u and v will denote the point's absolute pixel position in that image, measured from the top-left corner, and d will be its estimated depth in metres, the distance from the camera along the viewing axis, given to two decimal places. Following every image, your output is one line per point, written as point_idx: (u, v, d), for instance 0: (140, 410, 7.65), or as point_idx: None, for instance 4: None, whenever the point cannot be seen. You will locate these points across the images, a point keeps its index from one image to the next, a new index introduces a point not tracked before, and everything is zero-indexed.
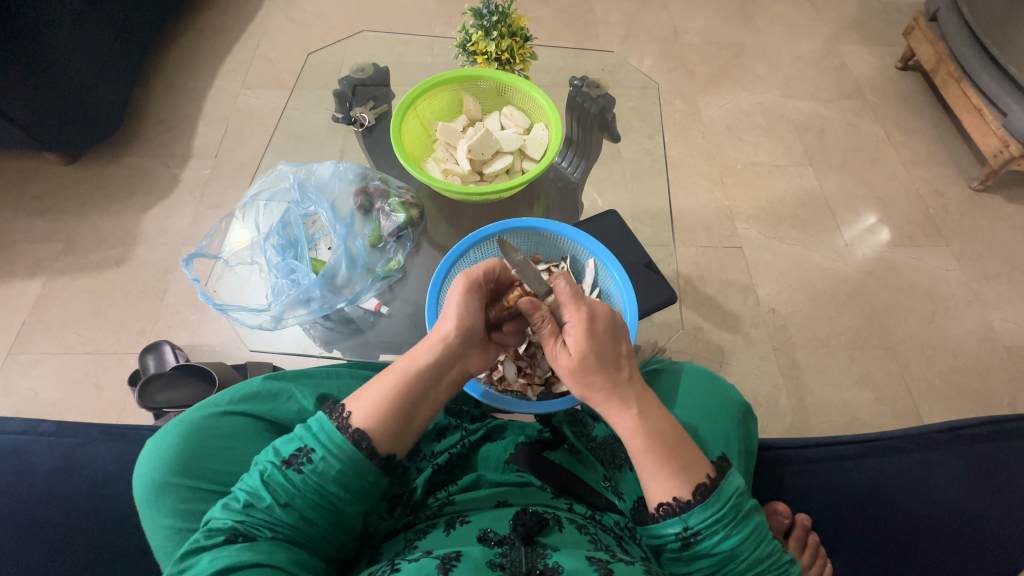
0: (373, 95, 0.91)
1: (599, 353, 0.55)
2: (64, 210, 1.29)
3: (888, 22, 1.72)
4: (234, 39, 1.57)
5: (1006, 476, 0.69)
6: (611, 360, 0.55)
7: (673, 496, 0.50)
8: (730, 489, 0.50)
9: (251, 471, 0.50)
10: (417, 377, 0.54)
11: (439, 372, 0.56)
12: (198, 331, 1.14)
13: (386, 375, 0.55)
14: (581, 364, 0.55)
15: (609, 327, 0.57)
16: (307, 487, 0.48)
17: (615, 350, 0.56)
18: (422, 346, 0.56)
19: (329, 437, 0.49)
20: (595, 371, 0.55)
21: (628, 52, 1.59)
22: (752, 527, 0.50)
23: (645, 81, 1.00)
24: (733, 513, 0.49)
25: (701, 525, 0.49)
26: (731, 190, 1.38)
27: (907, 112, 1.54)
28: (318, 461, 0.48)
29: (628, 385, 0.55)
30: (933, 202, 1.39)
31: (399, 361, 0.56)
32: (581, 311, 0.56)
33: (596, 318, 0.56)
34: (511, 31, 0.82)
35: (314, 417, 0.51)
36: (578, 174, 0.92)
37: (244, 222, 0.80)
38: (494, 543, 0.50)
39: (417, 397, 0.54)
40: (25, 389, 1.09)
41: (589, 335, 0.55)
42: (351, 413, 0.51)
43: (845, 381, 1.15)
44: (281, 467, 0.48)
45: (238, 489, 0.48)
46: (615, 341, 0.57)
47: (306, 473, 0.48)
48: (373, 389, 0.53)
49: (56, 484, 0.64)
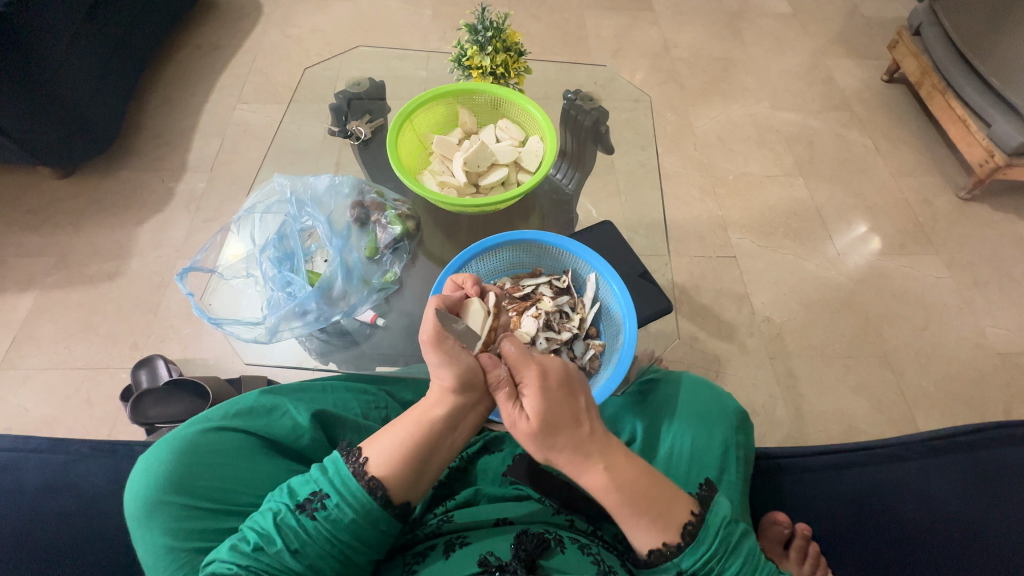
0: (368, 108, 0.93)
1: (556, 410, 0.51)
2: (57, 224, 1.28)
3: (873, 36, 1.77)
4: (229, 54, 1.58)
5: (1004, 483, 0.68)
6: (571, 415, 0.52)
7: (662, 541, 0.49)
8: (716, 521, 0.50)
9: (262, 511, 0.50)
10: (432, 429, 0.53)
11: (452, 421, 0.55)
12: (191, 345, 1.13)
13: (399, 424, 0.54)
14: (543, 426, 0.51)
15: (565, 383, 0.54)
16: (319, 536, 0.47)
17: (574, 405, 0.53)
18: (432, 396, 0.55)
19: (345, 483, 0.49)
20: (556, 430, 0.51)
21: (620, 66, 1.62)
22: (744, 556, 0.49)
23: (636, 94, 1.01)
24: (724, 548, 0.49)
25: (695, 565, 0.48)
26: (723, 200, 1.40)
27: (894, 122, 1.58)
28: (332, 508, 0.48)
29: (592, 441, 0.51)
30: (922, 210, 1.41)
31: (413, 410, 0.55)
32: (531, 369, 0.54)
33: (547, 374, 0.53)
34: (505, 46, 0.83)
35: (329, 459, 0.51)
36: (572, 185, 0.93)
37: (238, 235, 0.79)
38: (495, 569, 0.49)
39: (431, 448, 0.53)
40: (13, 406, 1.07)
41: (544, 392, 0.52)
42: (367, 458, 0.51)
43: (840, 389, 1.16)
44: (294, 511, 0.48)
45: (249, 530, 0.48)
46: (573, 395, 0.53)
47: (319, 520, 0.48)
48: (389, 436, 0.53)
49: (44, 502, 0.62)
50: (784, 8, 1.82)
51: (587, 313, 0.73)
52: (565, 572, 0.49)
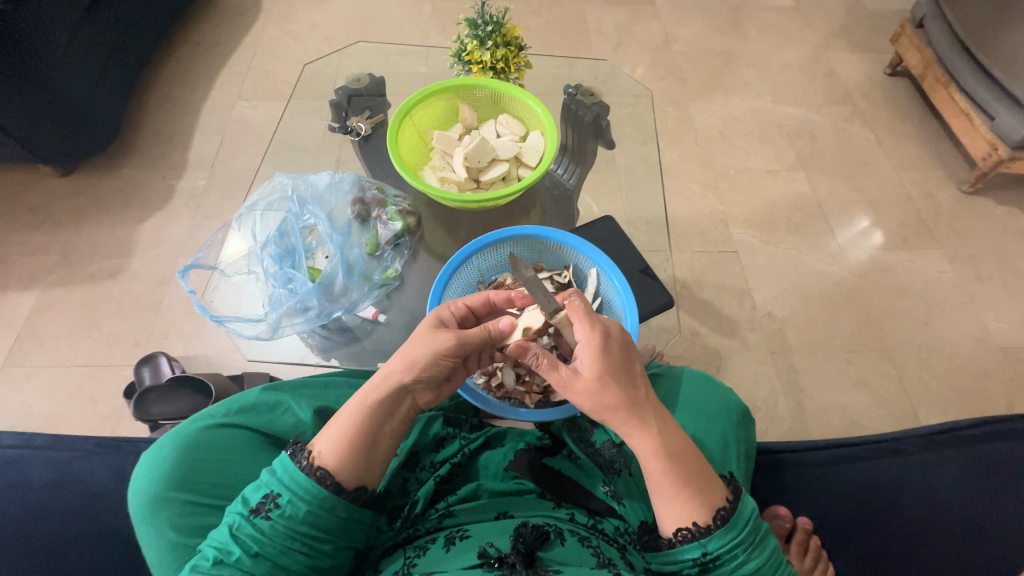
0: (368, 105, 0.91)
1: (614, 370, 0.53)
2: (58, 222, 1.28)
3: (876, 29, 1.75)
4: (229, 51, 1.58)
5: (1004, 477, 0.69)
6: (628, 376, 0.53)
7: (692, 521, 0.49)
8: (746, 512, 0.50)
9: (222, 525, 0.50)
10: (373, 413, 0.52)
11: (393, 408, 0.54)
12: (193, 343, 1.14)
13: (340, 415, 0.53)
14: (602, 383, 0.52)
15: (624, 346, 0.55)
16: (277, 534, 0.47)
17: (632, 367, 0.54)
18: (373, 382, 0.54)
19: (293, 478, 0.49)
20: (611, 390, 0.52)
21: (621, 61, 1.61)
22: (768, 551, 0.50)
23: (638, 88, 1.01)
24: (752, 537, 0.49)
25: (720, 549, 0.48)
26: (724, 195, 1.39)
27: (896, 116, 1.57)
28: (285, 505, 0.48)
29: (646, 402, 0.53)
30: (924, 204, 1.41)
31: (353, 398, 0.54)
32: (597, 328, 0.54)
33: (611, 335, 0.54)
34: (505, 41, 0.83)
35: (277, 460, 0.50)
36: (573, 181, 0.93)
37: (240, 233, 0.80)
38: (494, 560, 0.48)
39: (374, 436, 0.52)
40: (17, 403, 1.08)
41: (606, 351, 0.53)
42: (312, 452, 0.50)
43: (842, 384, 1.16)
44: (249, 516, 0.48)
45: (208, 547, 0.48)
46: (631, 359, 0.55)
47: (274, 519, 0.47)
48: (332, 426, 0.52)
49: (49, 499, 0.63)
50: (786, 1, 1.81)
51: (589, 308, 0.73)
52: (564, 564, 0.49)
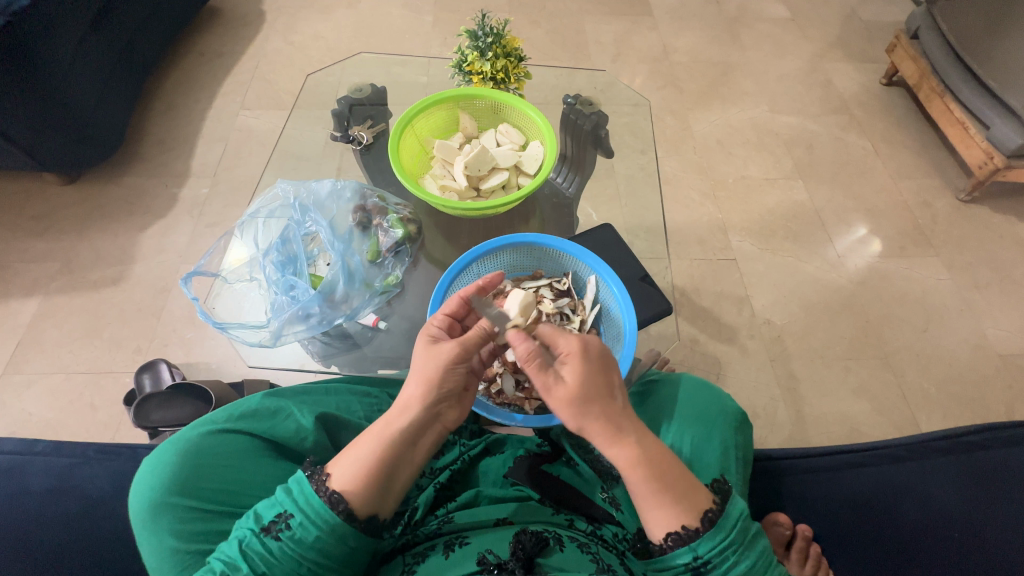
0: (370, 114, 0.93)
1: (593, 384, 0.54)
2: (62, 230, 1.29)
3: (871, 40, 1.78)
4: (232, 61, 1.60)
5: (1003, 485, 0.69)
6: (606, 389, 0.55)
7: (681, 524, 0.49)
8: (735, 513, 0.50)
9: (230, 538, 0.50)
10: (396, 440, 0.53)
11: (415, 435, 0.55)
12: (194, 350, 1.14)
13: (361, 440, 0.53)
14: (579, 394, 0.53)
15: (603, 360, 0.57)
16: (285, 556, 0.47)
17: (609, 381, 0.56)
18: (395, 409, 0.55)
19: (308, 501, 0.49)
20: (592, 400, 0.53)
21: (619, 70, 1.63)
22: (758, 553, 0.49)
23: (636, 98, 1.02)
24: (740, 539, 0.49)
25: (711, 553, 0.48)
26: (723, 203, 1.40)
27: (893, 125, 1.58)
28: (296, 528, 0.48)
29: (624, 413, 0.54)
30: (921, 212, 1.42)
31: (375, 426, 0.54)
32: (572, 341, 0.57)
33: (588, 349, 0.57)
34: (505, 52, 0.84)
35: (294, 479, 0.50)
36: (572, 189, 0.94)
37: (243, 241, 0.81)
38: (493, 567, 0.49)
39: (394, 462, 0.53)
40: (18, 410, 1.08)
41: (584, 364, 0.55)
42: (329, 476, 0.50)
43: (841, 392, 1.16)
44: (259, 534, 0.48)
45: (215, 560, 0.47)
46: (608, 372, 0.57)
47: (284, 540, 0.47)
48: (353, 452, 0.52)
49: (49, 506, 0.63)
50: (783, 13, 1.83)
51: (588, 314, 0.73)
52: (564, 570, 0.49)
